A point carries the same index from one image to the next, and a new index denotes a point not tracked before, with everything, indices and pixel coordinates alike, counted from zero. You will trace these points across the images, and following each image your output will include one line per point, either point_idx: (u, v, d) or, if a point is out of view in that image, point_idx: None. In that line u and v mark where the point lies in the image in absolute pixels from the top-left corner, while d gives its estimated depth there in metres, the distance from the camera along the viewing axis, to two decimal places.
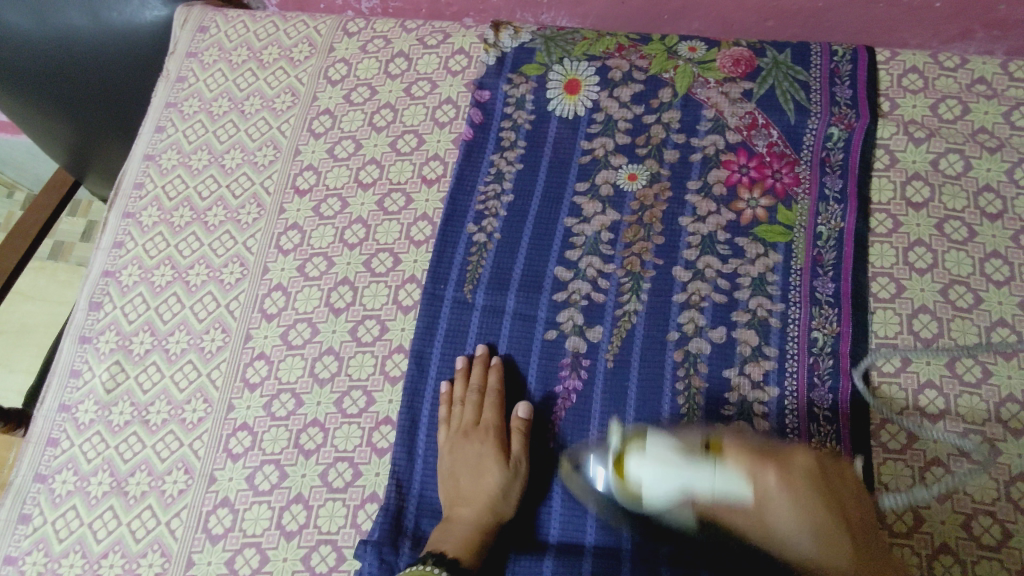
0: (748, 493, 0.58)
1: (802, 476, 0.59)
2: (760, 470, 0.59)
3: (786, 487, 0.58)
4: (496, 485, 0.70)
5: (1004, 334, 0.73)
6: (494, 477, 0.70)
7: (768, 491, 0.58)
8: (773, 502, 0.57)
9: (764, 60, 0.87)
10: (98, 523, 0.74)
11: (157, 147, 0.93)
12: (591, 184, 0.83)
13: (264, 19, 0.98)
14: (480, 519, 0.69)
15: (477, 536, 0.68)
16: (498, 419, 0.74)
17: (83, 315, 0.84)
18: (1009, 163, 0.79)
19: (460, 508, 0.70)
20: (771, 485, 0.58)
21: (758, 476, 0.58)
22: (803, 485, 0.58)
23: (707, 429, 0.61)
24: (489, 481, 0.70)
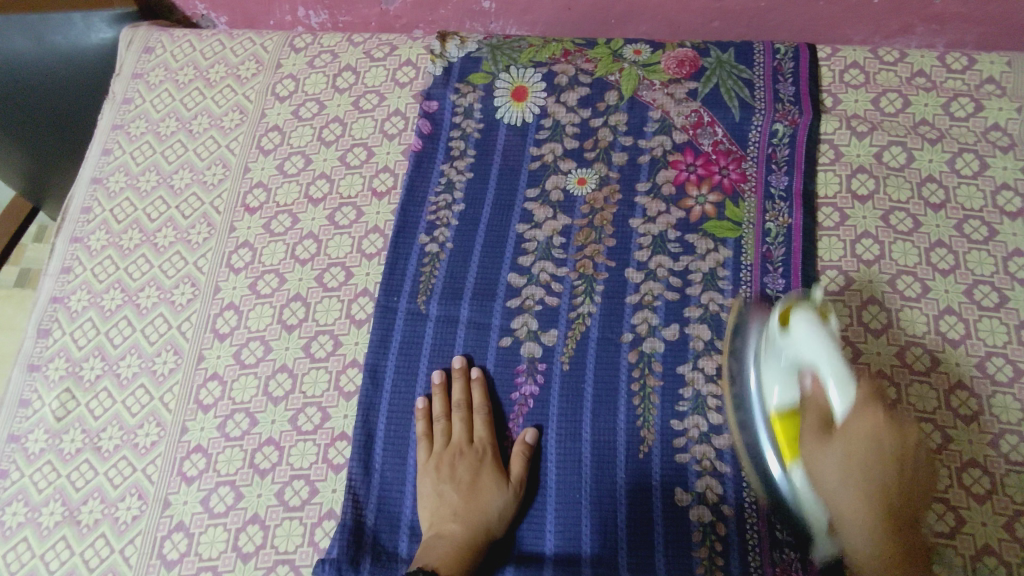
0: (839, 413, 0.60)
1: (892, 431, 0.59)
2: (864, 405, 0.59)
3: (878, 419, 0.59)
4: (484, 500, 0.69)
5: (951, 322, 0.74)
6: (492, 497, 0.69)
7: (856, 421, 0.59)
8: (852, 427, 0.59)
9: (708, 60, 0.87)
10: (50, 554, 0.72)
11: (105, 170, 0.92)
12: (541, 189, 0.83)
13: (211, 38, 0.98)
14: (468, 534, 0.67)
15: (464, 550, 0.66)
16: (485, 434, 0.73)
17: (32, 343, 0.83)
18: (950, 153, 0.81)
19: (451, 525, 0.68)
20: (857, 422, 0.59)
21: (864, 404, 0.59)
22: (889, 454, 0.59)
23: (830, 359, 0.60)
24: (487, 502, 0.69)
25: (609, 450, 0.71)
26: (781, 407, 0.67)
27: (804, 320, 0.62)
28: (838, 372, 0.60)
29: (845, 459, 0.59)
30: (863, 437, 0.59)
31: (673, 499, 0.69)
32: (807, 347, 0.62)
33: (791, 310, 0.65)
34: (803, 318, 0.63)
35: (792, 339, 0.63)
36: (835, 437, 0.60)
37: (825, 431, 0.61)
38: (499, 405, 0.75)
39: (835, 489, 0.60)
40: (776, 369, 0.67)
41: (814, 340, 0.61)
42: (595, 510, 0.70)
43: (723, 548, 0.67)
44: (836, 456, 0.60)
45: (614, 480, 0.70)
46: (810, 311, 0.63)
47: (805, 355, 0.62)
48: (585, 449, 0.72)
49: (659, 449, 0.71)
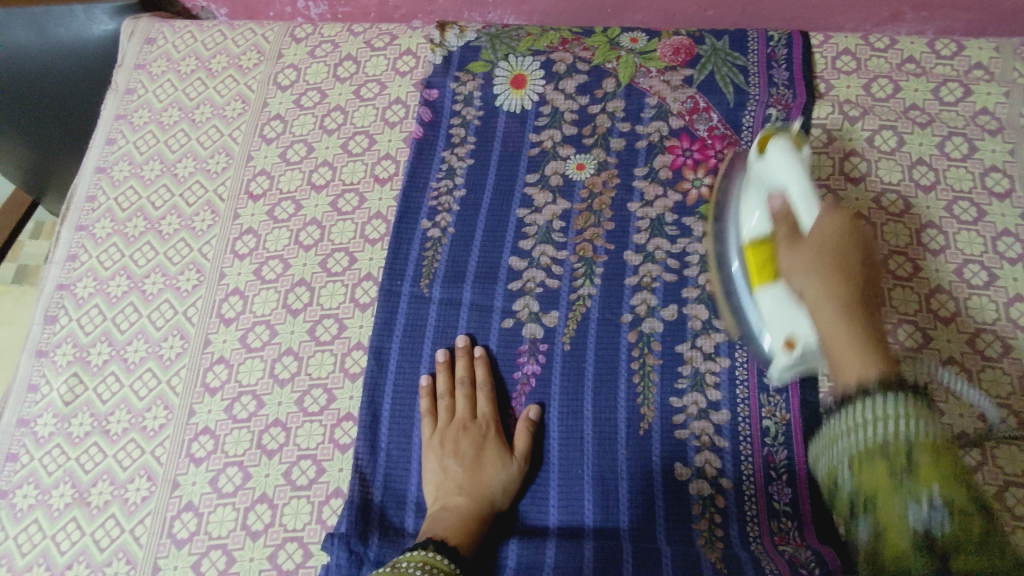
0: (809, 221, 0.63)
1: (858, 234, 0.62)
2: (830, 209, 0.63)
3: (841, 222, 0.62)
4: (489, 475, 0.71)
5: (942, 300, 0.75)
6: (497, 472, 0.71)
7: (822, 223, 0.62)
8: (822, 228, 0.62)
9: (703, 48, 0.89)
10: (60, 535, 0.73)
11: (109, 159, 0.93)
12: (541, 175, 0.85)
13: (211, 29, 0.99)
14: (474, 507, 0.69)
15: (470, 523, 0.67)
16: (489, 411, 0.75)
17: (39, 329, 0.84)
18: (939, 137, 0.83)
19: (456, 499, 0.69)
20: (824, 222, 0.62)
21: (830, 207, 0.63)
22: (841, 254, 0.60)
23: (798, 169, 0.65)
24: (491, 476, 0.71)
25: (610, 427, 0.73)
26: (753, 234, 0.69)
27: (778, 146, 0.68)
28: (804, 187, 0.64)
29: (822, 274, 0.59)
30: (829, 234, 0.61)
31: (673, 474, 0.71)
32: (779, 168, 0.67)
33: (769, 139, 0.70)
34: (780, 145, 0.67)
35: (766, 162, 0.68)
36: (805, 241, 0.62)
37: (794, 240, 0.64)
38: (501, 384, 0.77)
39: (796, 260, 0.62)
40: (750, 216, 0.70)
41: (786, 159, 0.66)
42: (596, 485, 0.71)
43: (722, 520, 0.68)
44: (807, 251, 0.61)
45: (615, 455, 0.72)
46: (786, 140, 0.68)
47: (779, 171, 0.67)
48: (587, 427, 0.73)
49: (659, 425, 0.72)
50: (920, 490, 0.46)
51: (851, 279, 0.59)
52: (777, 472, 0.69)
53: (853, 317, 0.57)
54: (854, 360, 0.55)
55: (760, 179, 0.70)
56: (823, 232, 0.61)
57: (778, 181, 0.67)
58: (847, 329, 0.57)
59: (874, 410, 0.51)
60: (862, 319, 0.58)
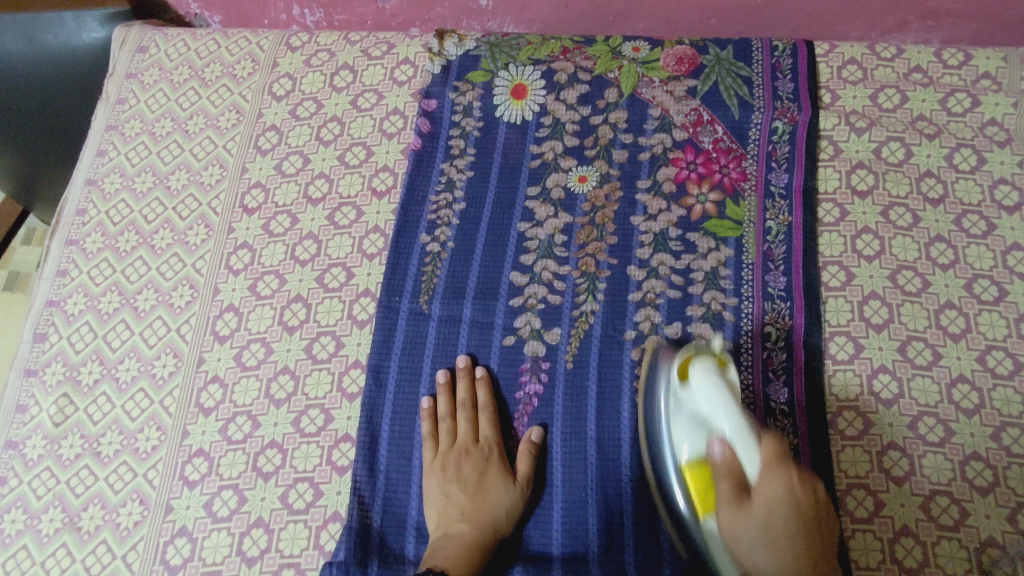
0: (751, 467, 0.60)
1: (805, 486, 0.58)
2: (773, 464, 0.58)
3: (780, 460, 0.58)
4: (492, 500, 0.70)
5: (952, 316, 0.74)
6: (499, 497, 0.70)
7: (766, 454, 0.59)
8: (773, 492, 0.57)
9: (706, 58, 0.87)
10: (50, 562, 0.71)
11: (99, 171, 0.91)
12: (543, 187, 0.83)
13: (205, 37, 0.97)
14: (477, 534, 0.67)
15: (473, 550, 0.66)
16: (491, 433, 0.74)
17: (28, 348, 0.81)
18: (947, 148, 0.81)
19: (459, 525, 0.68)
20: (777, 488, 0.57)
21: (766, 437, 0.60)
22: (799, 500, 0.57)
23: (729, 407, 0.63)
24: (494, 501, 0.70)
25: (614, 449, 0.71)
26: (689, 460, 0.65)
27: (701, 372, 0.65)
28: (732, 416, 0.62)
29: (785, 489, 0.57)
30: (778, 501, 0.56)
31: None
32: (704, 397, 0.64)
33: (690, 360, 0.67)
34: (703, 369, 0.66)
35: (689, 393, 0.66)
36: (750, 507, 0.57)
37: (733, 456, 0.61)
38: (503, 405, 0.75)
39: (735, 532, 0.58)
40: (682, 421, 0.66)
41: (709, 389, 0.64)
42: (600, 508, 0.69)
43: None
44: (756, 523, 0.57)
45: (619, 478, 0.70)
46: (708, 364, 0.66)
47: (710, 415, 0.64)
48: (590, 448, 0.72)
49: None
50: None
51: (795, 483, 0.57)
52: None
53: (812, 566, 0.55)
54: None
55: (684, 402, 0.67)
56: (771, 495, 0.57)
57: (708, 414, 0.64)
58: (783, 532, 0.56)
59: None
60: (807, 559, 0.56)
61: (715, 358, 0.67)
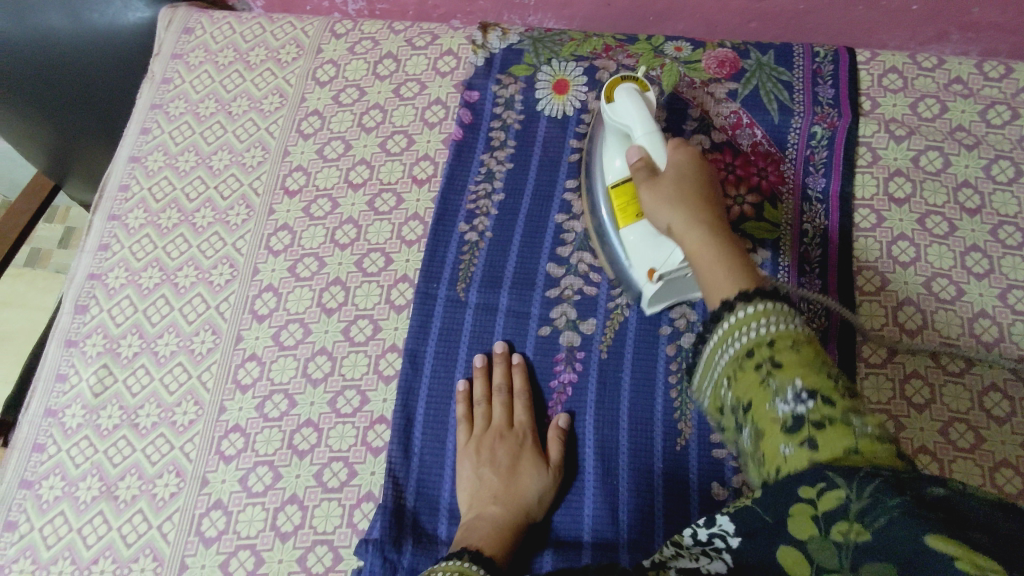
0: (663, 161, 0.69)
1: (701, 160, 0.70)
2: (678, 147, 0.70)
3: (689, 155, 0.69)
4: (525, 483, 0.70)
5: (985, 325, 0.75)
6: (532, 481, 0.70)
7: (677, 158, 0.69)
8: (680, 164, 0.68)
9: (748, 62, 0.88)
10: (87, 529, 0.72)
11: (143, 149, 0.92)
12: (581, 182, 0.84)
13: (251, 21, 0.98)
14: (511, 513, 0.68)
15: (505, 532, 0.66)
16: (526, 419, 0.74)
17: (69, 318, 0.83)
18: (986, 159, 0.82)
19: (492, 507, 0.68)
20: (676, 161, 0.69)
21: (678, 146, 0.70)
22: (700, 174, 0.68)
23: (645, 117, 0.71)
24: (526, 485, 0.70)
25: (646, 439, 0.72)
26: (619, 178, 0.74)
27: (625, 92, 0.73)
28: (646, 120, 0.71)
29: (688, 205, 0.65)
30: (686, 170, 0.68)
31: (709, 493, 0.70)
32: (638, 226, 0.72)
33: (618, 85, 0.74)
34: (628, 91, 0.73)
35: (613, 110, 0.74)
36: (663, 177, 0.68)
37: (652, 179, 0.68)
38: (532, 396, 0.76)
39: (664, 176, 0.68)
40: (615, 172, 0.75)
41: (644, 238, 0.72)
42: (630, 492, 0.70)
43: None
44: (668, 187, 0.66)
45: (651, 471, 0.71)
46: (631, 87, 0.74)
47: (631, 117, 0.72)
48: (623, 438, 0.72)
49: (697, 443, 0.71)
50: (785, 387, 0.47)
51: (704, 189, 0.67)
52: None
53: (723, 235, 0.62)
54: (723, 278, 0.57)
55: (610, 122, 0.75)
56: (677, 167, 0.68)
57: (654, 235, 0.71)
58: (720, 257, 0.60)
59: (741, 321, 0.52)
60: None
61: (636, 83, 0.75)
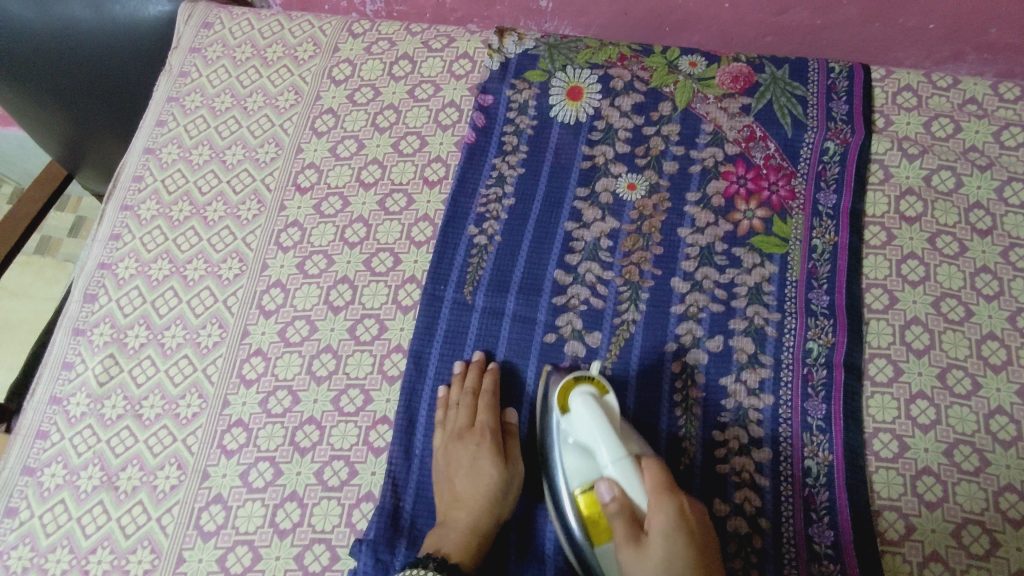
0: (637, 500, 0.61)
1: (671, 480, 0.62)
2: (649, 482, 0.62)
3: (660, 492, 0.61)
4: (488, 485, 0.70)
5: (993, 347, 0.74)
6: (491, 482, 0.70)
7: (653, 510, 0.60)
8: (656, 525, 0.59)
9: (763, 76, 0.88)
10: (87, 518, 0.73)
11: (158, 141, 0.92)
12: (591, 190, 0.84)
13: (269, 18, 0.99)
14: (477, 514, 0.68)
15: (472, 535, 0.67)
16: (488, 419, 0.73)
17: (77, 307, 0.83)
18: (998, 181, 0.82)
19: (455, 512, 0.69)
20: (655, 525, 0.60)
21: (644, 473, 0.62)
22: (686, 526, 0.60)
23: (605, 428, 0.64)
24: (486, 486, 0.70)
25: None
26: (583, 484, 0.65)
27: (580, 398, 0.67)
28: (609, 441, 0.63)
29: (673, 574, 0.57)
30: (662, 513, 0.60)
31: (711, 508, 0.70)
32: (585, 426, 0.65)
33: (569, 393, 0.69)
34: (581, 397, 0.67)
35: (568, 418, 0.68)
36: (643, 547, 0.59)
37: (635, 543, 0.59)
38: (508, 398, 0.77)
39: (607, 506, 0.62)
40: (570, 456, 0.67)
41: (589, 415, 0.65)
42: None
43: (759, 560, 0.68)
44: (654, 561, 0.58)
45: None
46: (588, 391, 0.68)
47: (591, 444, 0.65)
48: None
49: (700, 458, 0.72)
50: None
51: (691, 538, 0.60)
52: (818, 514, 0.69)
53: None
54: None
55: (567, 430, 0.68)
56: (654, 524, 0.60)
57: (588, 442, 0.65)
58: None
59: None
60: (690, 540, 0.59)
61: (592, 384, 0.70)
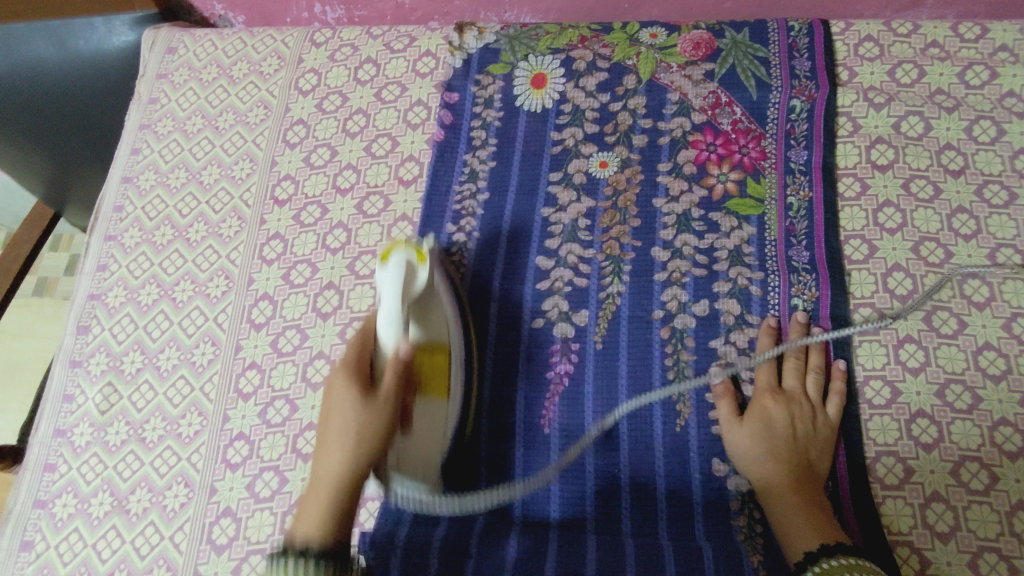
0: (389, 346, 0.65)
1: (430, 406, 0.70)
2: (429, 404, 0.70)
3: (431, 416, 0.70)
4: (330, 456, 0.60)
5: (976, 285, 0.75)
6: (337, 456, 0.59)
7: (429, 423, 0.70)
8: (435, 423, 0.70)
9: (723, 41, 0.89)
10: (101, 543, 0.74)
11: (135, 169, 0.94)
12: (564, 173, 0.85)
13: (231, 36, 1.00)
14: (341, 481, 0.58)
15: (335, 515, 0.57)
16: (392, 387, 0.63)
17: (72, 340, 0.85)
18: (967, 120, 0.82)
19: (339, 441, 0.60)
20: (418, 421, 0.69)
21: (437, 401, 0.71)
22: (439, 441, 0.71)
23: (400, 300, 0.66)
24: (332, 462, 0.59)
25: (646, 424, 0.74)
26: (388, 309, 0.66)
27: (399, 263, 0.68)
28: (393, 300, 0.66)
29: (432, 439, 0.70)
30: (430, 432, 0.70)
31: (711, 470, 0.71)
32: (387, 291, 0.67)
33: (393, 254, 0.69)
34: (402, 264, 0.68)
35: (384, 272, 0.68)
36: (412, 428, 0.69)
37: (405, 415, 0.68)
38: (507, 395, 0.77)
39: (412, 455, 0.68)
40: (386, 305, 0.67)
41: (391, 287, 0.67)
42: (631, 476, 0.73)
43: (761, 516, 0.69)
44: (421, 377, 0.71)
45: (652, 456, 0.73)
46: (410, 255, 0.69)
47: (395, 288, 0.67)
48: (623, 426, 0.74)
49: (696, 422, 0.73)
50: None
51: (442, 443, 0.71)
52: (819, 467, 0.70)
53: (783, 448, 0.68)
54: (800, 526, 0.63)
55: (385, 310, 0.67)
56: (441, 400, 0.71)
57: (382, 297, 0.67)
58: (439, 432, 0.71)
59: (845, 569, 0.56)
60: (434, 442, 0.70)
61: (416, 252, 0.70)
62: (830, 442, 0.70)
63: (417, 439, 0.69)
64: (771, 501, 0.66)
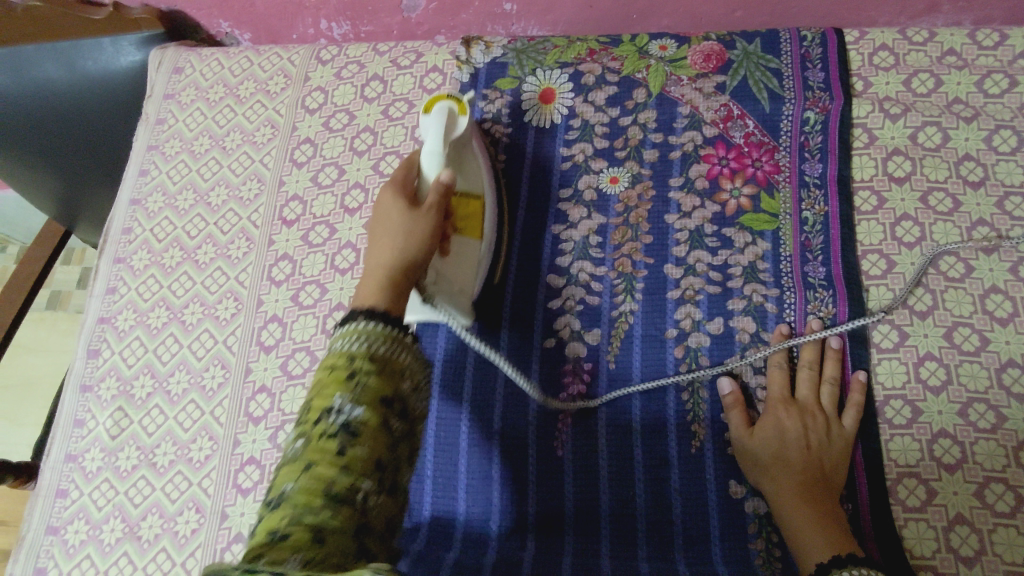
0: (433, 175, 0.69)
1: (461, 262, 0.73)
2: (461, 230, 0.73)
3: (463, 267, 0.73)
4: (375, 260, 0.60)
5: (998, 301, 0.73)
6: (383, 255, 0.60)
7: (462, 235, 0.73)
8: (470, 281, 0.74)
9: (734, 53, 0.87)
10: (113, 571, 0.74)
11: (143, 191, 0.94)
12: (574, 189, 0.84)
13: (237, 55, 0.99)
14: (393, 266, 0.59)
15: (390, 290, 0.56)
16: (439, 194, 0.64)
17: (82, 364, 0.85)
18: (986, 130, 0.80)
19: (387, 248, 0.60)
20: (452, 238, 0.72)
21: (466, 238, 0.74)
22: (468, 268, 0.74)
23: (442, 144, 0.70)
24: (381, 259, 0.60)
25: (660, 446, 0.73)
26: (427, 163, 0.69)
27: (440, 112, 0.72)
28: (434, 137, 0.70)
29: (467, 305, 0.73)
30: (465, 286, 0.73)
31: (728, 493, 0.70)
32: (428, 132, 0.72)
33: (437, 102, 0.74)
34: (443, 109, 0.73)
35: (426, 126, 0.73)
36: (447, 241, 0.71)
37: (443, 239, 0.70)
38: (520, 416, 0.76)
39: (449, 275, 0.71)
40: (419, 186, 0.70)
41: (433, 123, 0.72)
42: (646, 498, 0.71)
43: (780, 540, 0.68)
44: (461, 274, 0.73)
45: (667, 479, 0.72)
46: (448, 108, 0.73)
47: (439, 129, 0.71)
48: (637, 448, 0.73)
49: (712, 445, 0.72)
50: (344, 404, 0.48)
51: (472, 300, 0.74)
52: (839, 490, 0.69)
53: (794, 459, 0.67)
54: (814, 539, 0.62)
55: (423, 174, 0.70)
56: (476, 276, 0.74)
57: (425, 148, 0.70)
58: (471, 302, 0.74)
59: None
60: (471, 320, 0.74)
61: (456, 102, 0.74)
62: (845, 453, 0.69)
63: (452, 263, 0.72)
64: (784, 517, 0.65)
